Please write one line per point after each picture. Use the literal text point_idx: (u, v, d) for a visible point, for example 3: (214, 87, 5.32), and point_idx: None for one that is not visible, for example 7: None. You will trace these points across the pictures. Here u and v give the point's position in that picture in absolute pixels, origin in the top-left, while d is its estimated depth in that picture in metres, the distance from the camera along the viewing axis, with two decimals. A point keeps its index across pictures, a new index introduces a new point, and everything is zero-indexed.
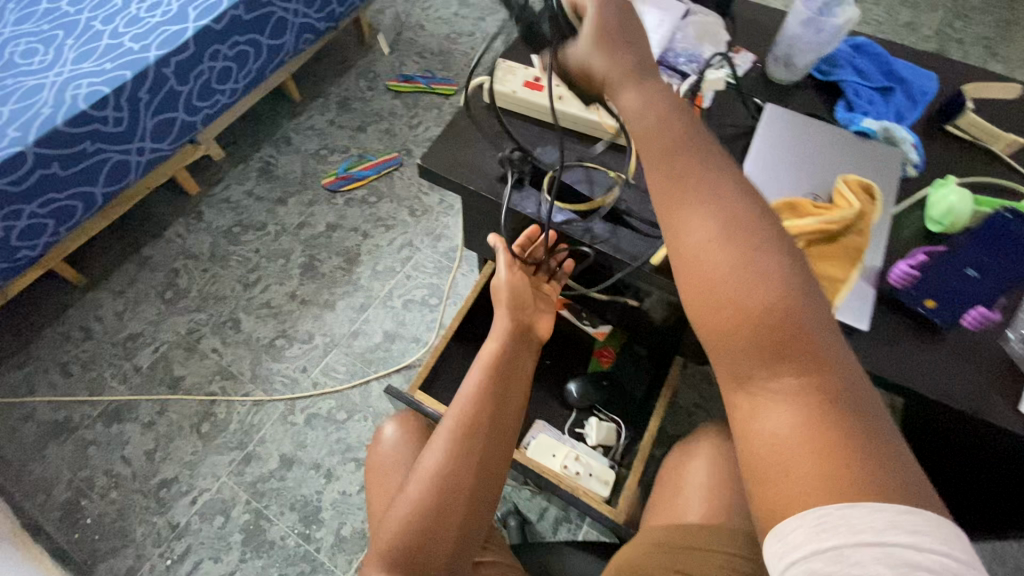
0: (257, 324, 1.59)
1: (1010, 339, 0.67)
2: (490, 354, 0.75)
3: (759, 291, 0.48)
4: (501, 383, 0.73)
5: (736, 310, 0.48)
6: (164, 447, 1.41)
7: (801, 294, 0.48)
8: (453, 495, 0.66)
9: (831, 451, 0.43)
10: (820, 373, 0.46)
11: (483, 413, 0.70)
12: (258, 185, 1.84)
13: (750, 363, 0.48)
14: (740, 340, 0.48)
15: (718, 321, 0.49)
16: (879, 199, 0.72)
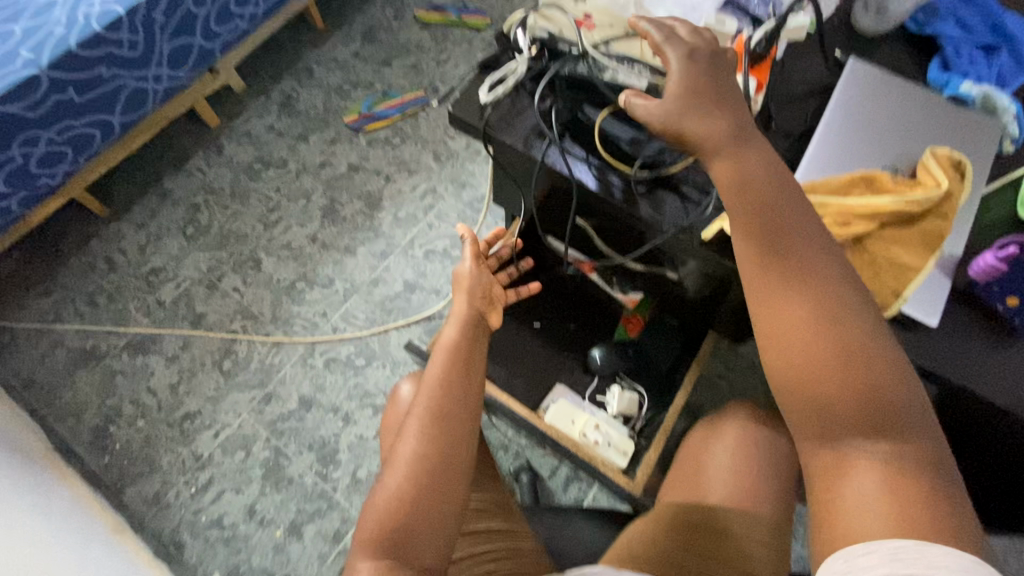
0: (277, 265, 1.57)
1: None
2: (448, 342, 0.74)
3: (841, 341, 0.51)
4: (463, 365, 0.71)
5: (820, 369, 0.51)
6: (188, 381, 1.43)
7: (876, 356, 0.51)
8: (433, 473, 0.62)
9: (904, 503, 0.47)
10: (894, 433, 0.50)
11: (447, 393, 0.67)
12: (279, 119, 1.77)
13: (827, 409, 0.51)
14: (824, 396, 0.52)
15: (803, 379, 0.52)
16: (969, 177, 0.64)
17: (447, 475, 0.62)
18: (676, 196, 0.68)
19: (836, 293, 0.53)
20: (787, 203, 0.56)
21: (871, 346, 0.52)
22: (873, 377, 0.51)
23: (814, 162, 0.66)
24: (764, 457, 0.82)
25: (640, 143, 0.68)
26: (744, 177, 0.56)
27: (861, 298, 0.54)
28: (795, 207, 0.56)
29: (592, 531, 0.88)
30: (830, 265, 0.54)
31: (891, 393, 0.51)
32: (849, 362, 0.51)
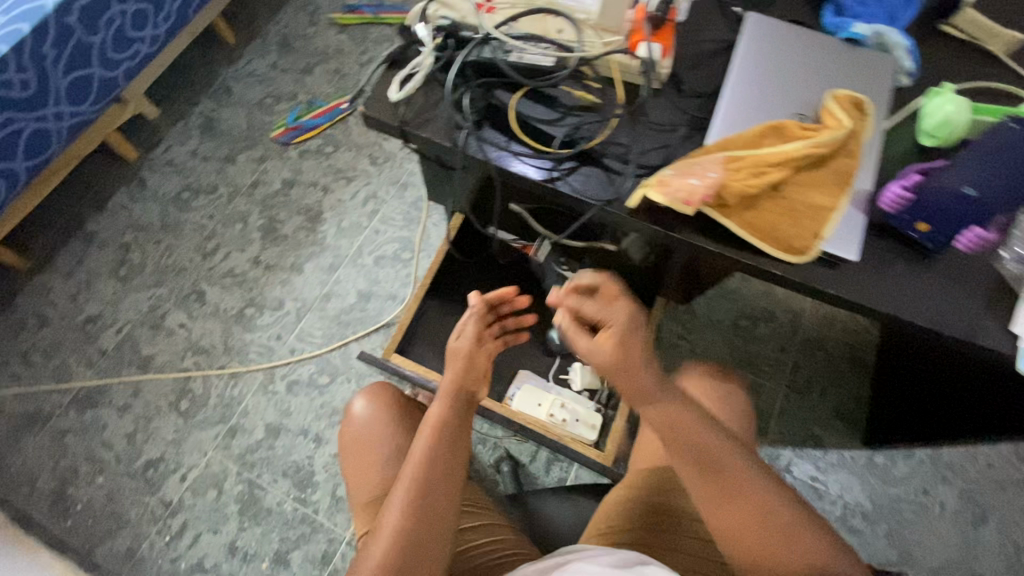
0: (223, 294, 1.51)
1: (1006, 257, 0.63)
2: (431, 423, 0.64)
3: (732, 504, 0.61)
4: (447, 450, 0.63)
5: (728, 504, 0.61)
6: (145, 428, 1.37)
7: (757, 483, 0.61)
8: (411, 567, 0.56)
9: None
10: (800, 537, 0.59)
11: (426, 492, 0.59)
12: (202, 143, 1.69)
13: (751, 535, 0.59)
14: (736, 527, 0.60)
15: (727, 525, 0.61)
16: (870, 115, 0.67)
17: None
18: (598, 171, 0.68)
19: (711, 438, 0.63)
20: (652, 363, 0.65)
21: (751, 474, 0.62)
22: (759, 496, 0.61)
23: (725, 119, 0.67)
24: (727, 408, 0.84)
25: (557, 121, 0.68)
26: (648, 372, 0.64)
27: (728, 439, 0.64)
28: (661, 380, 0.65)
29: (570, 509, 0.90)
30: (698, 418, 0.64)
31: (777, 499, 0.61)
32: (754, 503, 0.60)
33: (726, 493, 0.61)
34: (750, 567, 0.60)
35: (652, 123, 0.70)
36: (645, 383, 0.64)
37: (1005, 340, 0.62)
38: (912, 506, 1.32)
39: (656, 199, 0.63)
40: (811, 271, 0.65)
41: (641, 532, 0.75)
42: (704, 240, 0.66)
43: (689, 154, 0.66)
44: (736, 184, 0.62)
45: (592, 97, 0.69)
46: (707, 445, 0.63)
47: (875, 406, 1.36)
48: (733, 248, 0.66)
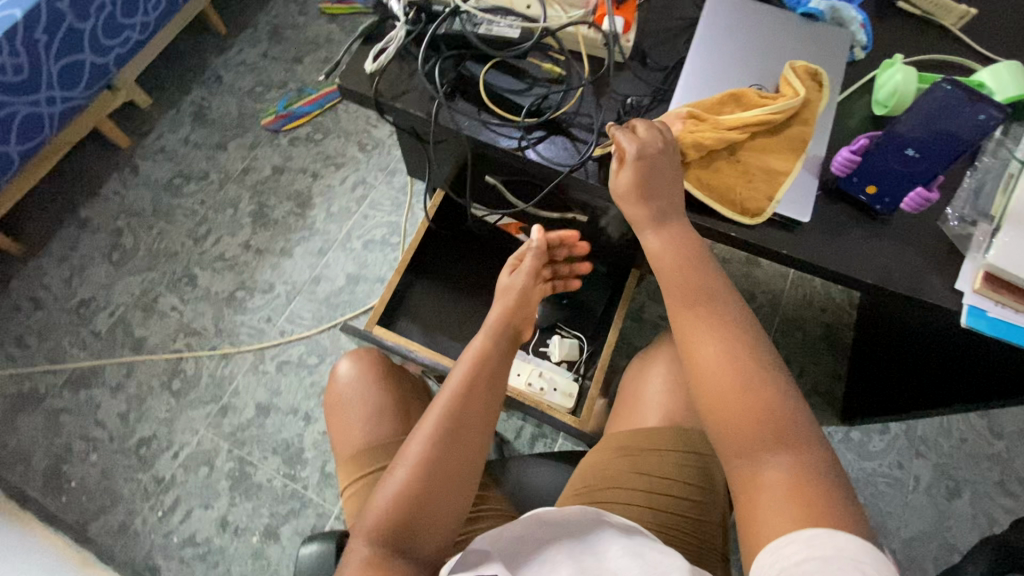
0: (214, 277, 1.54)
1: (947, 218, 0.67)
2: (466, 361, 0.70)
3: (728, 383, 0.54)
4: (476, 385, 0.68)
5: (731, 372, 0.54)
6: (137, 407, 1.40)
7: (771, 374, 0.54)
8: (436, 476, 0.61)
9: (807, 489, 0.48)
10: (797, 445, 0.51)
11: (454, 418, 0.64)
12: (194, 131, 1.72)
13: (742, 415, 0.52)
14: (731, 407, 0.53)
15: (724, 398, 0.54)
16: (826, 85, 0.70)
17: (443, 495, 0.61)
18: (564, 139, 0.71)
19: (737, 318, 0.57)
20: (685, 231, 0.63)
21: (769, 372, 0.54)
22: (766, 382, 0.53)
23: (686, 88, 0.70)
24: None
25: (524, 92, 0.71)
26: (676, 220, 0.63)
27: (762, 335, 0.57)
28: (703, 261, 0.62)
29: (547, 473, 0.93)
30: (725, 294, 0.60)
31: (786, 399, 0.53)
32: (755, 389, 0.53)
33: (721, 363, 0.55)
34: (733, 451, 0.53)
35: (617, 95, 0.73)
36: (662, 232, 0.62)
37: (949, 297, 0.65)
38: (887, 479, 1.36)
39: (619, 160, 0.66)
40: (766, 234, 0.68)
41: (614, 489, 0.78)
42: None
43: (653, 121, 0.69)
44: (693, 147, 0.65)
45: (559, 70, 0.72)
46: (703, 335, 0.57)
47: (852, 383, 1.39)
48: (691, 211, 0.69)
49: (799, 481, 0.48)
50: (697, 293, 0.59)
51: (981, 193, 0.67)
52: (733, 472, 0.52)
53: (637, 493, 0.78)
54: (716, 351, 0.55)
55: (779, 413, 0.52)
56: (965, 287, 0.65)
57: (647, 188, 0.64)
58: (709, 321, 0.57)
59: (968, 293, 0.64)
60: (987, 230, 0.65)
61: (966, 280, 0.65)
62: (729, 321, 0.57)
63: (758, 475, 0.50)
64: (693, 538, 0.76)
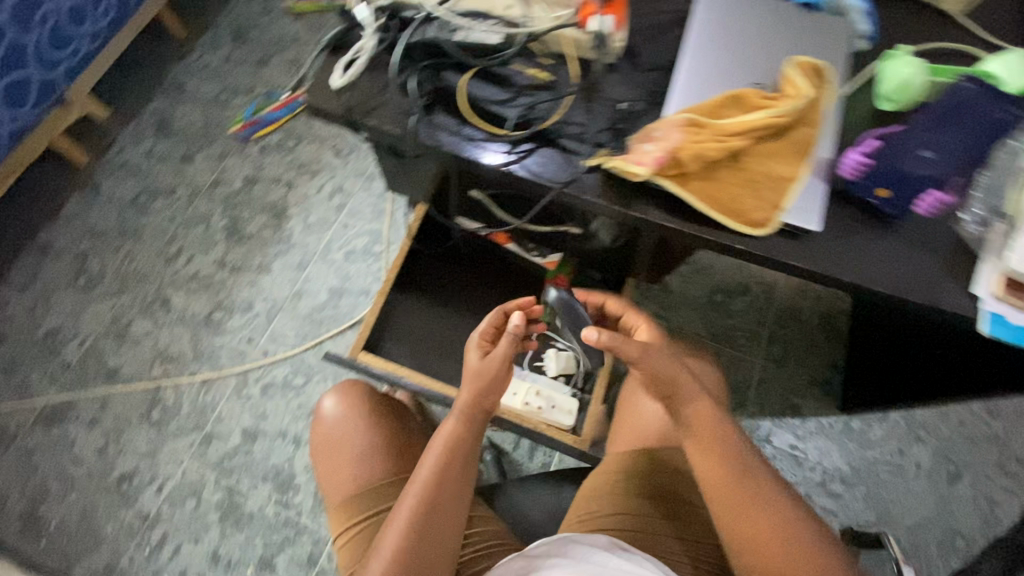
0: (188, 298, 1.46)
1: (962, 220, 0.63)
2: (429, 467, 0.64)
3: (752, 506, 0.59)
4: (444, 499, 0.63)
5: (753, 497, 0.59)
6: (116, 441, 1.33)
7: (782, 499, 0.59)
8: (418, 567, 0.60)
9: None
10: (817, 574, 0.56)
11: (420, 544, 0.60)
12: (157, 143, 1.63)
13: (763, 534, 0.57)
14: (754, 526, 0.58)
15: (744, 519, 0.59)
16: (830, 83, 0.65)
17: None
18: (555, 153, 0.66)
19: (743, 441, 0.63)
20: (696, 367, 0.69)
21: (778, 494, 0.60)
22: (781, 507, 0.59)
23: (684, 88, 0.65)
24: (697, 387, 0.85)
25: (509, 101, 0.66)
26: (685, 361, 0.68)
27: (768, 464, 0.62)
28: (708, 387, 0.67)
29: (552, 494, 0.89)
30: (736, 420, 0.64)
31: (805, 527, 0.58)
32: (777, 519, 0.58)
33: (736, 484, 0.60)
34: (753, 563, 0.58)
35: (608, 100, 0.67)
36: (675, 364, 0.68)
37: (968, 303, 0.61)
38: (889, 467, 1.35)
39: (618, 169, 0.62)
40: (772, 244, 0.64)
41: (625, 516, 0.77)
42: (662, 214, 0.64)
43: (651, 126, 0.64)
44: (695, 153, 0.60)
45: (546, 75, 0.67)
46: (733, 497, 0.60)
47: (850, 372, 1.37)
48: (691, 223, 0.64)
49: None
50: (732, 456, 0.62)
51: (995, 190, 0.63)
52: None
53: (644, 517, 0.74)
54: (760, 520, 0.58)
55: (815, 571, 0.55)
56: (984, 292, 0.60)
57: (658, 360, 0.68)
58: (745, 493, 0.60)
59: (988, 300, 0.60)
60: (1003, 229, 0.61)
61: (984, 285, 0.61)
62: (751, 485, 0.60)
63: None
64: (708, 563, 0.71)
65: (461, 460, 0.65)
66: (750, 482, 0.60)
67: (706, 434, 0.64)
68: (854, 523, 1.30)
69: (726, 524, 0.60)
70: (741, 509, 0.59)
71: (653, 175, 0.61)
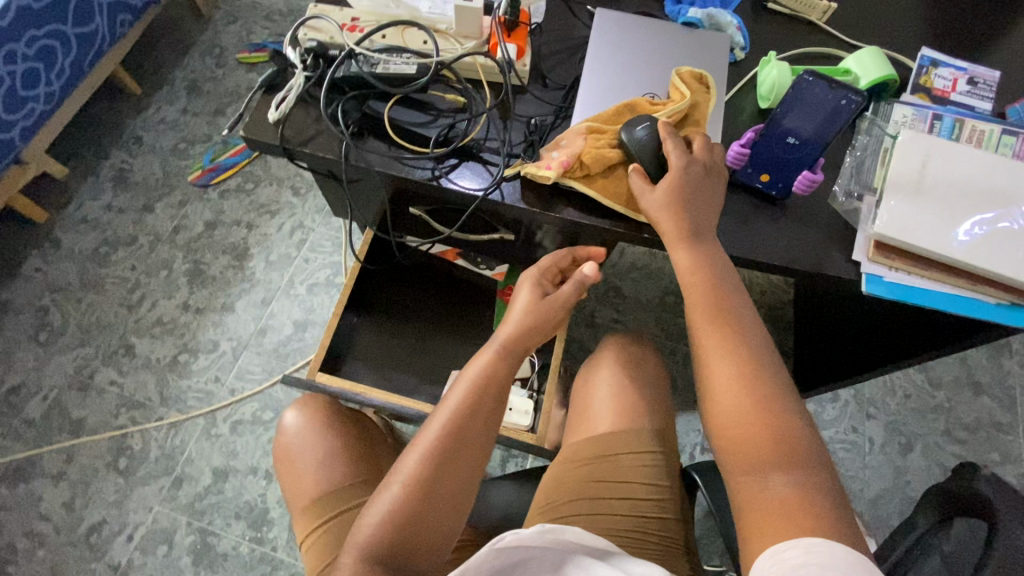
0: (153, 344, 1.47)
1: (836, 195, 0.73)
2: (459, 397, 0.67)
3: (740, 390, 0.57)
4: (464, 431, 0.65)
5: (746, 382, 0.58)
6: (83, 493, 1.32)
7: (787, 392, 0.58)
8: (428, 482, 0.62)
9: (810, 511, 0.51)
10: (801, 467, 0.53)
11: (437, 472, 0.63)
12: (117, 196, 1.66)
13: (755, 417, 0.56)
14: (745, 412, 0.57)
15: (733, 404, 0.57)
16: (713, 87, 0.74)
17: (426, 519, 0.62)
18: (476, 164, 0.73)
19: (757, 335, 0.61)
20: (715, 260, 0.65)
21: (782, 387, 0.58)
22: (782, 399, 0.57)
23: (585, 101, 0.74)
24: (639, 373, 0.90)
25: (430, 123, 0.73)
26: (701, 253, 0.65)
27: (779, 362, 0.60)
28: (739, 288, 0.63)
29: (512, 492, 0.92)
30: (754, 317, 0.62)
31: (797, 421, 0.56)
32: (769, 407, 0.56)
33: (724, 369, 0.59)
34: (733, 449, 0.56)
35: (521, 116, 0.75)
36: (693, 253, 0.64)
37: (850, 269, 0.70)
38: (844, 445, 1.41)
39: (531, 173, 0.69)
40: None
41: (579, 501, 0.80)
42: (577, 212, 0.71)
43: (559, 136, 0.71)
44: (596, 155, 0.68)
45: (462, 98, 0.74)
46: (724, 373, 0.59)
47: (799, 357, 1.45)
48: (603, 219, 0.71)
49: (802, 499, 0.52)
50: (734, 345, 0.60)
51: (862, 168, 0.73)
52: (738, 486, 0.55)
53: (601, 501, 0.79)
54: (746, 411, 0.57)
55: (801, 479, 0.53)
56: (861, 257, 0.69)
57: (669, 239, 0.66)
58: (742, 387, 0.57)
59: (866, 263, 0.69)
60: (871, 202, 0.71)
61: (861, 251, 0.69)
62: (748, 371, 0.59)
63: (761, 484, 0.54)
64: (654, 536, 0.78)
65: (494, 394, 0.69)
66: (751, 369, 0.58)
67: (723, 316, 0.61)
68: None
69: (716, 413, 0.59)
70: (737, 387, 0.58)
71: (561, 177, 0.68)
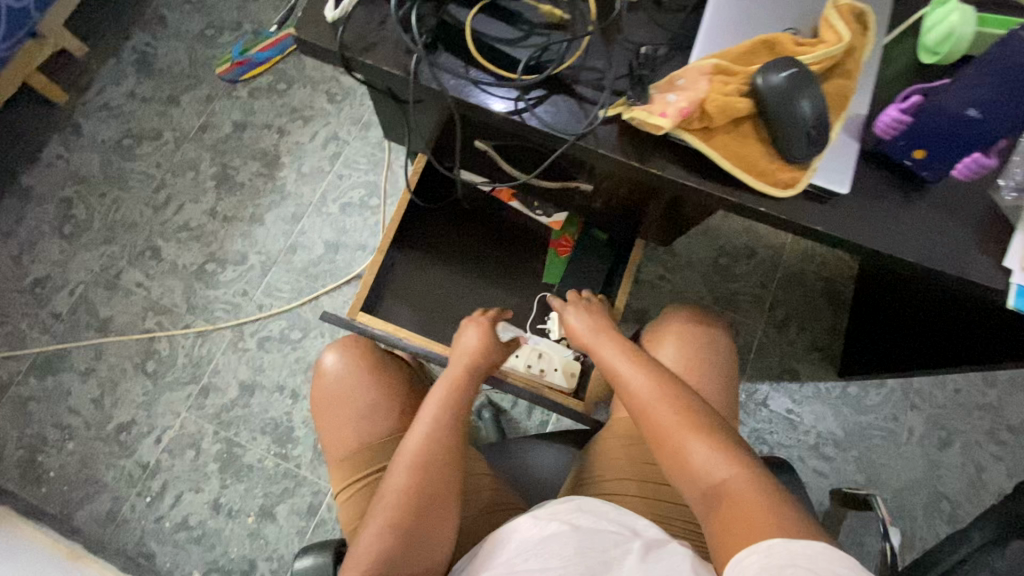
0: (180, 249, 1.42)
1: (999, 188, 0.60)
2: (433, 408, 0.68)
3: (684, 445, 0.65)
4: (445, 436, 0.67)
5: (687, 437, 0.66)
6: (112, 392, 1.32)
7: (724, 435, 0.65)
8: (416, 508, 0.62)
9: (770, 512, 0.56)
10: (751, 483, 0.60)
11: (417, 503, 0.62)
12: (140, 83, 1.53)
13: (696, 463, 0.64)
14: (689, 459, 0.65)
15: (682, 457, 0.65)
16: (873, 29, 0.60)
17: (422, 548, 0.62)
18: (569, 100, 0.60)
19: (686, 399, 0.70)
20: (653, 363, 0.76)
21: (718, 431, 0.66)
22: (721, 441, 0.64)
23: (711, 31, 0.60)
24: (709, 353, 0.83)
25: (520, 41, 0.59)
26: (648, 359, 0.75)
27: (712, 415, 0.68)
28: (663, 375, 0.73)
29: (551, 455, 0.89)
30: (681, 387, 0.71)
31: (740, 454, 0.63)
32: (713, 450, 0.64)
33: (671, 431, 0.67)
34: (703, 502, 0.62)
35: (628, 43, 0.62)
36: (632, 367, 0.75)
37: (998, 276, 0.59)
38: (881, 432, 1.36)
39: (638, 121, 0.57)
40: (798, 207, 0.60)
41: (627, 481, 0.77)
42: (683, 172, 0.60)
43: (676, 74, 0.58)
44: (724, 106, 0.55)
45: (562, 14, 0.60)
46: (666, 425, 0.68)
47: (852, 338, 1.36)
48: (716, 184, 0.60)
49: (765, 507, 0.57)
50: (678, 418, 0.67)
51: None
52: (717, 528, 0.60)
53: (646, 485, 0.77)
54: (701, 448, 0.64)
55: (744, 484, 0.60)
56: (1013, 265, 0.59)
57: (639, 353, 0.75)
58: (681, 424, 0.67)
59: (1018, 272, 0.58)
60: None
61: (1016, 257, 0.59)
62: (689, 413, 0.68)
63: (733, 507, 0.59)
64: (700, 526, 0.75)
65: (466, 400, 0.71)
66: (691, 423, 0.66)
67: (659, 397, 0.70)
68: (844, 484, 1.33)
69: (680, 475, 0.65)
70: (681, 445, 0.66)
71: (675, 129, 0.57)
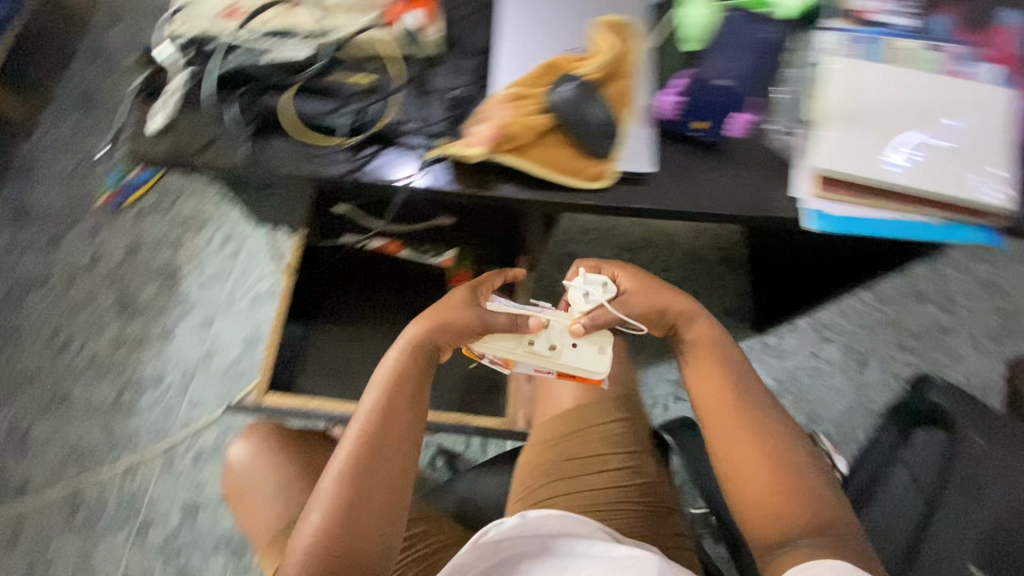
0: (90, 387, 1.37)
1: (775, 135, 0.71)
2: (379, 383, 0.68)
3: (751, 453, 0.67)
4: (390, 411, 0.66)
5: (758, 441, 0.67)
6: (42, 557, 1.23)
7: (795, 445, 0.67)
8: (351, 511, 0.61)
9: (827, 536, 0.61)
10: (809, 499, 0.64)
11: (354, 502, 0.61)
12: (19, 233, 1.50)
13: (758, 473, 0.66)
14: (757, 464, 0.66)
15: (751, 460, 0.66)
16: (634, 36, 0.72)
17: (361, 544, 0.60)
18: (390, 150, 0.68)
19: (757, 399, 0.70)
20: (728, 349, 0.74)
21: (792, 442, 0.68)
22: (790, 449, 0.67)
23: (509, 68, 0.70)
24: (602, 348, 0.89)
25: (336, 113, 0.68)
26: (717, 345, 0.74)
27: (790, 422, 0.69)
28: (738, 369, 0.72)
29: (494, 481, 0.89)
30: (754, 386, 0.71)
31: (809, 471, 0.66)
32: (779, 462, 0.66)
33: (741, 436, 0.68)
34: (751, 510, 0.66)
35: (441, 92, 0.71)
36: (707, 353, 0.73)
37: (793, 208, 0.69)
38: (807, 372, 1.46)
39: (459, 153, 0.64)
40: (617, 193, 0.68)
41: (557, 482, 0.80)
42: (514, 188, 0.67)
43: (485, 108, 0.66)
44: (527, 126, 0.64)
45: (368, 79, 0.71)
46: (742, 443, 0.67)
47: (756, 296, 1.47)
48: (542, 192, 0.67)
49: (818, 527, 0.62)
50: (750, 426, 0.68)
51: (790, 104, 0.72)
52: (763, 540, 0.64)
53: (576, 484, 0.80)
54: (767, 462, 0.66)
55: (801, 502, 0.64)
56: (803, 193, 0.69)
57: (709, 341, 0.74)
58: (757, 442, 0.67)
59: (808, 199, 0.68)
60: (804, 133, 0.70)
61: (803, 188, 0.69)
62: (765, 433, 0.68)
63: (784, 521, 0.63)
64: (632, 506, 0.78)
65: (418, 367, 0.70)
66: (766, 431, 0.68)
67: (735, 395, 0.70)
68: None
69: (740, 473, 0.67)
70: (748, 447, 0.67)
71: (492, 153, 0.64)
